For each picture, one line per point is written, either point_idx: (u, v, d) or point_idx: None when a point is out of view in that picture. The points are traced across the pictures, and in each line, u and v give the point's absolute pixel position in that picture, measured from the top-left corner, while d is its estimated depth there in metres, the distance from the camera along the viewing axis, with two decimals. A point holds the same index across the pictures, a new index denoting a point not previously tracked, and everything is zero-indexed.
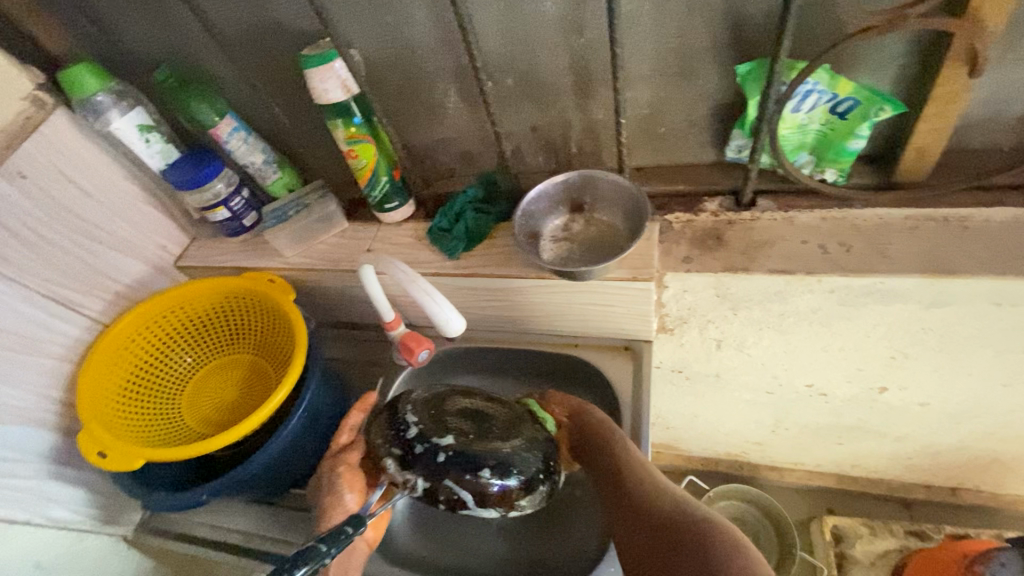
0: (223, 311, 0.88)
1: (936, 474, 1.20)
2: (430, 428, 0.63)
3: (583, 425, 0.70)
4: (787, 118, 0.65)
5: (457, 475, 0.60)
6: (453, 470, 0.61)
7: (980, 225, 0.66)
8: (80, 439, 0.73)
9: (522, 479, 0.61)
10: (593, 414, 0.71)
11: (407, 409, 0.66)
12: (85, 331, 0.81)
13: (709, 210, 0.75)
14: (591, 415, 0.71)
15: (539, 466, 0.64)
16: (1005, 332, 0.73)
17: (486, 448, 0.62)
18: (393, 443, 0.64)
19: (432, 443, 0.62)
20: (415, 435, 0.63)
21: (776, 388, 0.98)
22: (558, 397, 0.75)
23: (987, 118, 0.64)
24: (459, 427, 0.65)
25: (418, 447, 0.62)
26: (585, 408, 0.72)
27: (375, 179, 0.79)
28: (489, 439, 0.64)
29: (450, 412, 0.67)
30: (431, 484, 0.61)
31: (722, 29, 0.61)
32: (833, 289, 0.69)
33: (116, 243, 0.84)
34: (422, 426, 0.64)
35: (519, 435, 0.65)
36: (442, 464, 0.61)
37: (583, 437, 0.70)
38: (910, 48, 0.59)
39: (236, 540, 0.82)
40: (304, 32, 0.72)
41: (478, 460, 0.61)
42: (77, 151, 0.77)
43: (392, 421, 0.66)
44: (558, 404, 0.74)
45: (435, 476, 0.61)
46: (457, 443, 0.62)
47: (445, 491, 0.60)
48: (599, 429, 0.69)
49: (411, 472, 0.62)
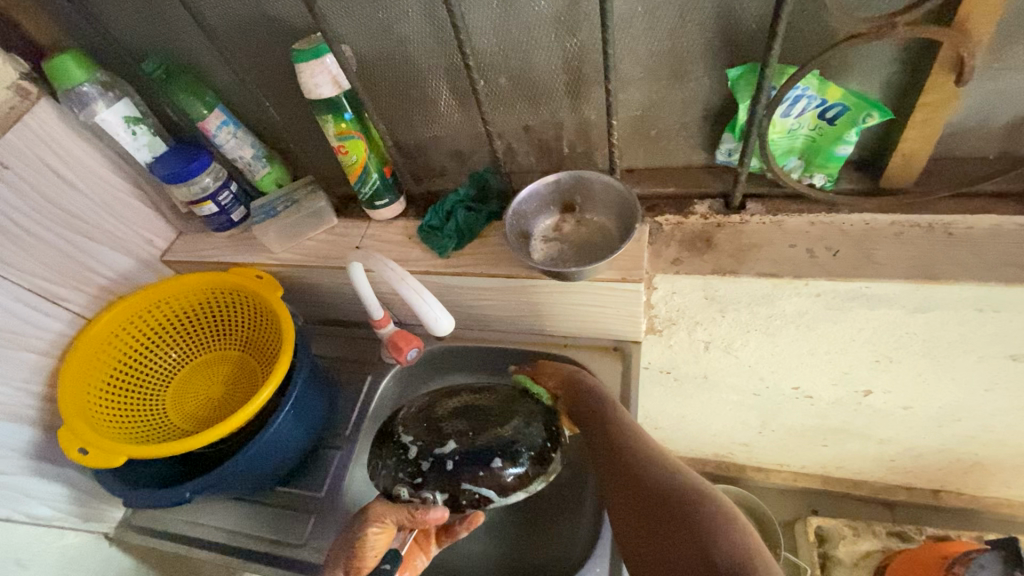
0: (210, 307, 0.87)
1: (918, 476, 1.22)
2: (430, 441, 0.69)
3: (575, 391, 0.70)
4: (777, 123, 0.66)
5: (473, 473, 0.67)
6: (466, 471, 0.67)
7: (965, 232, 0.66)
8: (61, 435, 0.72)
9: (531, 456, 0.68)
10: (586, 380, 0.71)
11: (402, 430, 0.72)
12: (68, 325, 0.80)
13: (699, 213, 0.75)
14: (583, 380, 0.71)
15: (543, 436, 0.70)
16: (987, 338, 0.74)
17: (489, 439, 0.68)
18: (399, 472, 0.69)
19: (435, 455, 0.68)
20: (416, 453, 0.69)
21: (763, 390, 0.99)
22: (547, 372, 0.75)
23: (972, 126, 0.65)
24: (455, 427, 0.70)
25: (424, 463, 0.68)
26: (577, 375, 0.72)
27: (365, 175, 0.78)
28: (489, 427, 0.69)
29: (442, 416, 0.72)
30: (452, 489, 0.67)
31: (714, 32, 0.62)
32: (820, 292, 0.70)
33: (100, 236, 0.83)
34: (420, 442, 0.69)
35: (517, 414, 0.70)
36: (457, 468, 0.67)
37: (575, 399, 0.70)
38: (899, 55, 0.59)
39: (220, 538, 0.81)
40: (295, 26, 0.71)
41: (485, 454, 0.67)
42: (61, 141, 0.75)
43: (389, 449, 0.71)
44: (550, 377, 0.74)
45: (452, 482, 0.67)
46: (460, 446, 0.68)
47: (467, 494, 0.67)
48: (592, 393, 0.69)
49: (426, 487, 0.67)
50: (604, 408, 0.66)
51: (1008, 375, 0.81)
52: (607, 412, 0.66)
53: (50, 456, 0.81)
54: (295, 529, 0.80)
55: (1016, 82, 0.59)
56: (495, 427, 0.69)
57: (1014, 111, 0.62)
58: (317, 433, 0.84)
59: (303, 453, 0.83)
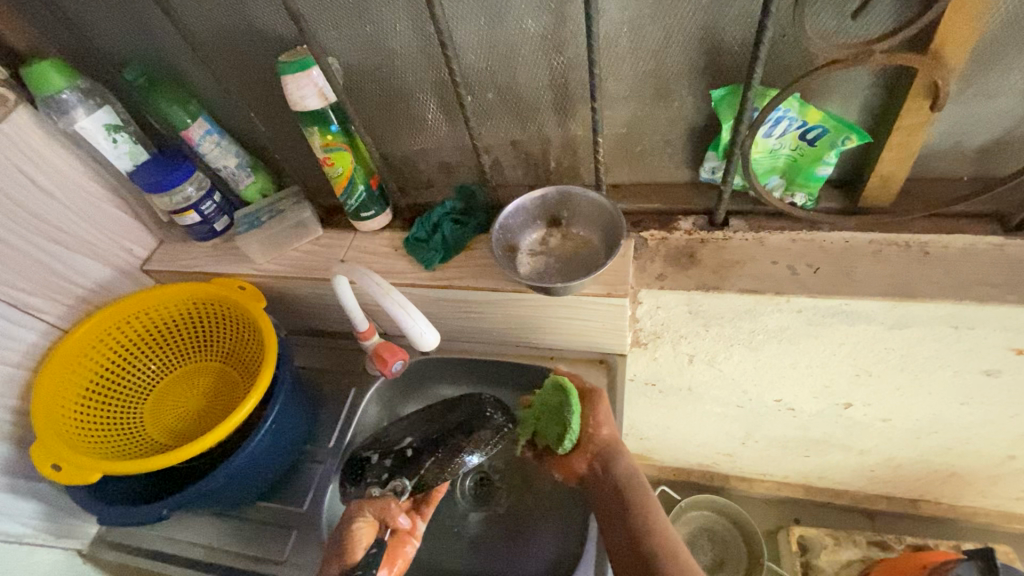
0: (190, 317, 0.85)
1: (897, 486, 1.24)
2: (387, 444, 0.75)
3: (612, 454, 0.69)
4: (758, 143, 0.67)
5: (431, 449, 0.72)
6: (426, 452, 0.72)
7: (940, 251, 0.68)
8: (34, 452, 0.70)
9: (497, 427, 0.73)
10: (625, 451, 0.69)
11: (362, 451, 0.76)
12: (42, 336, 0.78)
13: (684, 228, 0.76)
14: (620, 455, 0.69)
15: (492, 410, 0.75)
16: (962, 353, 0.76)
17: (441, 427, 0.74)
18: (370, 477, 0.72)
19: (396, 450, 0.74)
20: (377, 457, 0.74)
21: (747, 402, 1.00)
22: (602, 412, 0.71)
23: (947, 148, 0.66)
24: (407, 429, 0.76)
25: (389, 459, 0.73)
26: (619, 439, 0.70)
27: (351, 187, 0.78)
28: (433, 420, 0.76)
29: (393, 428, 0.77)
30: (419, 472, 0.70)
31: (698, 53, 0.62)
32: (801, 308, 0.71)
33: (77, 245, 0.81)
34: (378, 449, 0.75)
35: (458, 404, 0.76)
36: (418, 453, 0.72)
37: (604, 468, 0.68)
38: (877, 79, 0.61)
39: (199, 554, 0.80)
40: (281, 38, 0.71)
41: (440, 436, 0.73)
42: (38, 149, 0.74)
43: (351, 469, 0.74)
44: (602, 422, 0.70)
45: (415, 467, 0.71)
46: (414, 437, 0.74)
47: (435, 473, 0.70)
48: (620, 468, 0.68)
49: (395, 477, 0.71)
50: (623, 465, 0.68)
51: (982, 390, 0.83)
52: (626, 484, 0.66)
53: (23, 470, 0.79)
54: (276, 545, 0.79)
55: (989, 107, 0.61)
56: (444, 422, 0.75)
57: (986, 135, 0.64)
58: (299, 446, 0.83)
59: (285, 467, 0.82)
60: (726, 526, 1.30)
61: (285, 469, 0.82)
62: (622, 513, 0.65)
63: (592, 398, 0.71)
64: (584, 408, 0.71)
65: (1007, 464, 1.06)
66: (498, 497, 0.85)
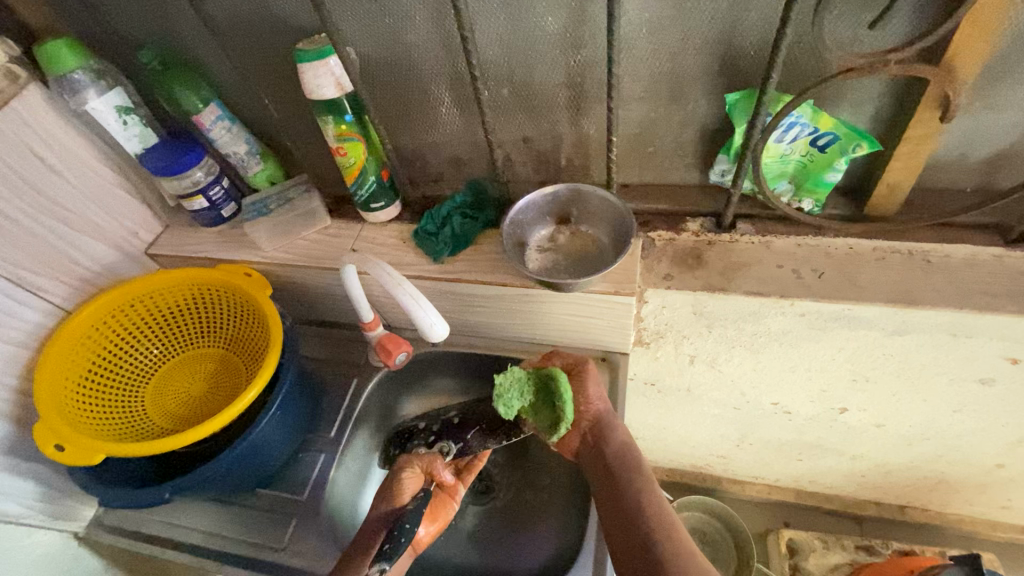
0: (195, 302, 0.85)
1: (886, 492, 1.26)
2: (434, 414, 0.79)
3: (606, 429, 0.69)
4: (770, 148, 0.68)
5: (477, 422, 0.74)
6: (471, 423, 0.74)
7: (942, 260, 0.70)
8: (36, 432, 0.70)
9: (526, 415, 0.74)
10: (618, 426, 0.69)
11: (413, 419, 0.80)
12: (46, 316, 0.78)
13: (691, 230, 0.77)
14: (614, 431, 0.69)
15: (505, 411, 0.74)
16: (958, 361, 0.77)
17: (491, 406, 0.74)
18: (416, 438, 0.76)
19: (443, 417, 0.77)
20: (426, 424, 0.77)
21: (744, 405, 1.01)
22: (593, 388, 0.70)
23: (953, 159, 0.68)
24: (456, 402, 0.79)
25: (436, 424, 0.76)
26: (611, 414, 0.70)
27: (362, 178, 0.78)
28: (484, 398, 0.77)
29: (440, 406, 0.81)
30: (464, 439, 0.74)
31: (715, 57, 0.63)
32: (804, 312, 0.72)
33: (84, 226, 0.81)
34: (427, 418, 0.78)
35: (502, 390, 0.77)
36: (464, 423, 0.75)
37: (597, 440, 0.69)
38: (889, 90, 0.62)
39: (197, 540, 0.80)
40: (298, 25, 0.71)
41: (485, 414, 0.74)
42: (49, 128, 0.74)
43: (399, 433, 0.80)
44: (593, 399, 0.70)
45: (462, 434, 0.74)
46: (461, 410, 0.77)
47: (478, 442, 0.73)
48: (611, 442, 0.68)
49: (440, 440, 0.75)
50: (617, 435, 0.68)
51: (975, 398, 0.85)
52: (618, 461, 0.67)
53: (22, 452, 0.78)
54: (275, 532, 0.79)
55: (995, 120, 0.62)
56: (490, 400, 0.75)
57: (991, 147, 0.65)
58: (301, 434, 0.83)
59: (286, 455, 0.82)
60: (717, 528, 1.31)
61: (287, 456, 0.82)
62: (616, 491, 0.65)
63: (580, 376, 0.71)
64: (574, 384, 0.71)
65: (995, 472, 1.08)
66: (497, 491, 0.87)
